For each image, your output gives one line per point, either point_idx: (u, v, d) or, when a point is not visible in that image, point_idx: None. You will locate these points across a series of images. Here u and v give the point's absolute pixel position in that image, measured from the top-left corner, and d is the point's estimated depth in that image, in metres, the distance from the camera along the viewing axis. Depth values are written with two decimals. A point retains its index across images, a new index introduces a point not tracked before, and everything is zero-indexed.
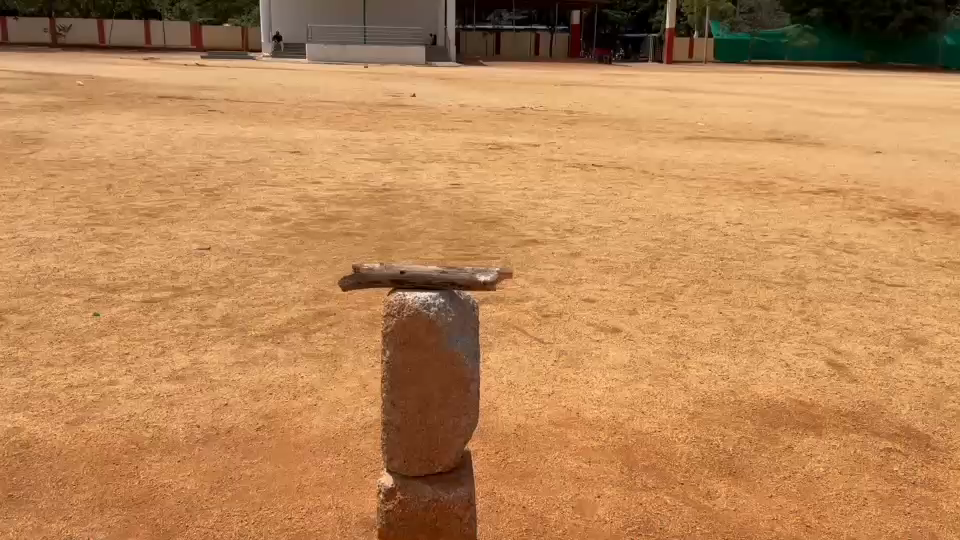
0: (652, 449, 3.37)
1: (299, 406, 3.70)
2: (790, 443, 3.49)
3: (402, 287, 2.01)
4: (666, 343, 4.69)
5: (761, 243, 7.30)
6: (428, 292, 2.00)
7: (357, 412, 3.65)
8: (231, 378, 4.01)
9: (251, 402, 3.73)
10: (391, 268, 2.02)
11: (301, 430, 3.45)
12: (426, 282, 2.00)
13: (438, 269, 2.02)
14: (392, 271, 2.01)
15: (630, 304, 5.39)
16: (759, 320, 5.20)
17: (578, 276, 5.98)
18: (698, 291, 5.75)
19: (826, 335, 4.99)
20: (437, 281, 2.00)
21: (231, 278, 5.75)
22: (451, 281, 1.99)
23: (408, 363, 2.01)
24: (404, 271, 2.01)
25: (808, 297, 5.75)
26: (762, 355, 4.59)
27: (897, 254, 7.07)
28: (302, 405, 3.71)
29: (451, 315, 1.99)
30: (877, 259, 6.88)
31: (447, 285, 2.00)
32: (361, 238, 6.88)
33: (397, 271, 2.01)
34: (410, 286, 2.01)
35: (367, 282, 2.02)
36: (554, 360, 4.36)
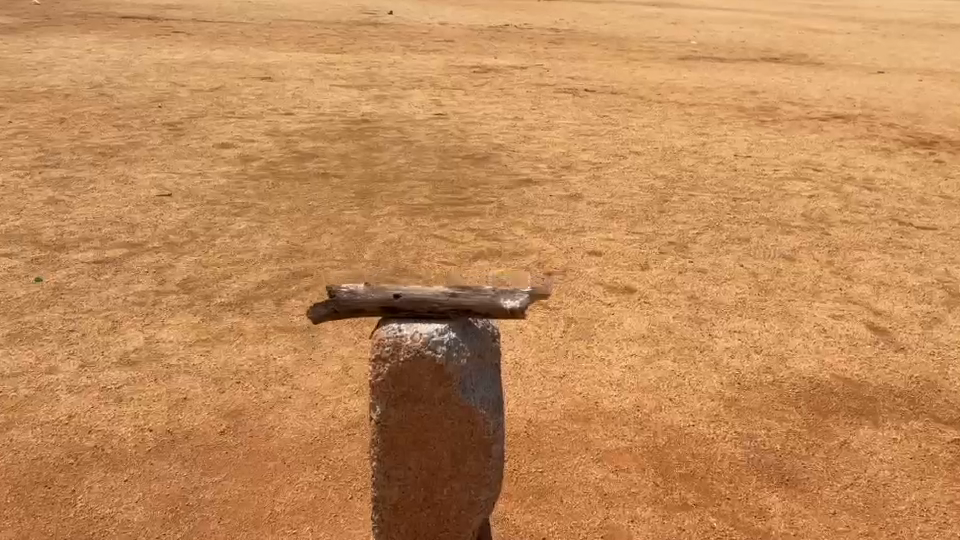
0: (688, 450, 2.88)
1: (271, 399, 3.16)
2: (845, 437, 3.01)
3: (397, 313, 1.67)
4: (687, 306, 4.16)
5: (772, 178, 6.73)
6: (434, 325, 1.65)
7: (338, 405, 3.11)
8: (191, 362, 3.45)
9: (215, 395, 3.18)
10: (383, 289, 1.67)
11: (273, 434, 2.92)
12: (430, 308, 1.65)
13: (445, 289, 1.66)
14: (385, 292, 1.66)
15: (640, 256, 4.84)
16: (785, 274, 4.67)
17: (580, 223, 5.41)
18: (713, 239, 5.20)
19: (861, 291, 4.48)
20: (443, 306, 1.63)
21: (194, 230, 5.13)
22: (463, 307, 1.65)
23: (411, 422, 1.70)
24: (398, 293, 1.65)
25: (834, 244, 5.23)
26: (794, 320, 4.07)
27: (921, 190, 6.54)
28: (274, 398, 3.16)
29: (464, 357, 1.66)
30: (900, 196, 6.34)
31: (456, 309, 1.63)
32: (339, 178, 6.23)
33: (390, 293, 1.66)
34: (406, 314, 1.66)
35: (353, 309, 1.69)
36: (563, 329, 3.82)
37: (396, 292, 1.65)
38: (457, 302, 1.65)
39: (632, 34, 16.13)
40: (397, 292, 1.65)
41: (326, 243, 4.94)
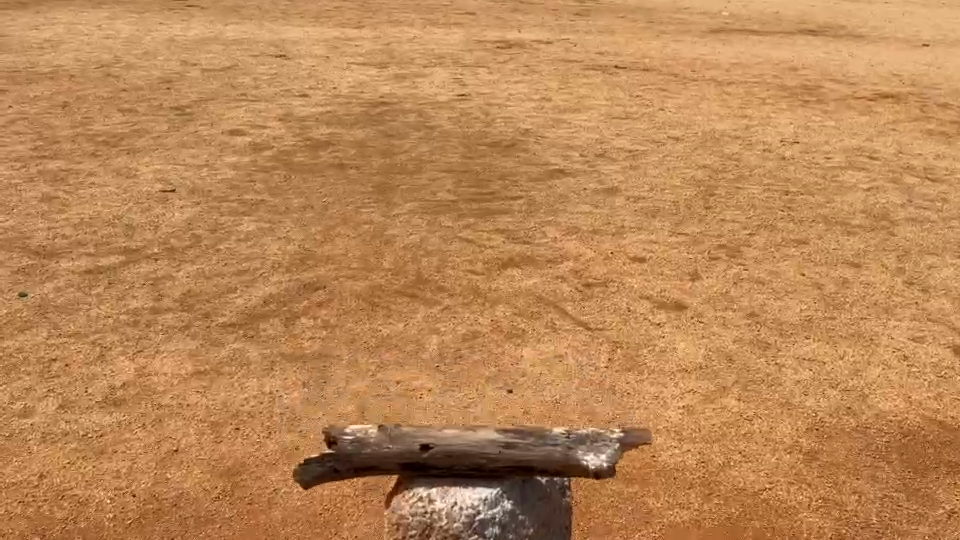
0: (766, 526, 2.43)
1: (275, 452, 2.73)
2: (952, 505, 2.54)
3: (426, 470, 1.78)
4: (747, 327, 3.68)
5: (825, 167, 6.18)
6: (478, 494, 1.75)
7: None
8: (186, 401, 3.02)
9: (211, 446, 2.76)
10: (416, 439, 1.78)
11: (274, 501, 2.52)
12: (475, 465, 1.76)
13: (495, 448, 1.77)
14: (416, 443, 1.78)
15: (688, 263, 4.34)
16: (853, 285, 4.16)
17: (619, 222, 4.92)
18: (767, 242, 4.69)
19: (941, 306, 3.97)
20: (494, 461, 1.76)
21: (197, 233, 4.69)
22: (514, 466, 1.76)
23: None
24: (435, 443, 1.77)
25: (902, 246, 4.71)
26: (870, 344, 3.59)
27: None
28: (278, 452, 2.75)
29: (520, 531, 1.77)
30: None
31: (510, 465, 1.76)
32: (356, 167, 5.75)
33: (418, 445, 1.78)
34: (441, 467, 1.77)
35: (371, 462, 1.79)
36: (608, 357, 3.35)
37: (432, 443, 1.77)
38: (509, 461, 1.76)
39: (661, 4, 15.39)
40: (435, 442, 1.77)
41: (341, 248, 4.49)
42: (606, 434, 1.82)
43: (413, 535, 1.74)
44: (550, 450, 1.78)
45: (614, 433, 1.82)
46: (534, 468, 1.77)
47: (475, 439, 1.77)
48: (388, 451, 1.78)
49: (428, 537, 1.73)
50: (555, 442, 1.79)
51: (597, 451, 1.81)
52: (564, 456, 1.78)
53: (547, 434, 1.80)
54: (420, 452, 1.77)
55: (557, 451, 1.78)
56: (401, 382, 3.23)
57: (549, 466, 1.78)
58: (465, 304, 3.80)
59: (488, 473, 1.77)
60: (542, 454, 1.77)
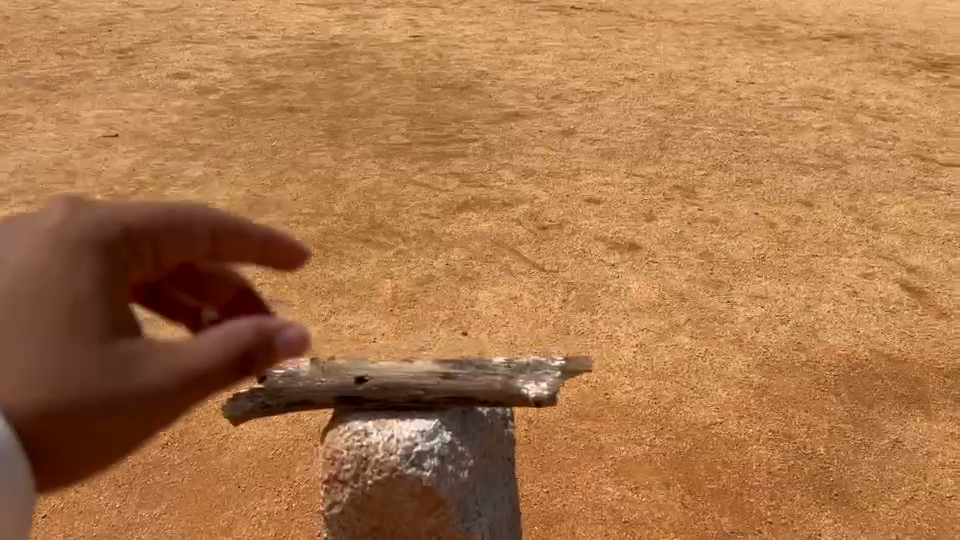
0: (717, 457, 2.45)
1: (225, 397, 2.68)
2: (897, 434, 2.59)
3: (358, 404, 1.52)
4: (701, 267, 3.69)
5: (780, 107, 6.18)
6: (414, 424, 1.51)
7: None
8: None
9: None
10: (344, 373, 1.51)
11: (225, 447, 2.48)
12: (407, 395, 1.49)
13: (428, 376, 1.48)
14: (344, 377, 1.50)
15: (644, 204, 4.31)
16: (805, 224, 4.19)
17: (574, 163, 4.87)
18: (722, 182, 4.68)
19: (891, 243, 4.02)
20: (431, 392, 1.48)
21: (143, 179, 4.55)
22: (450, 396, 1.48)
23: None
24: (365, 375, 1.49)
25: (854, 185, 4.73)
26: (821, 281, 3.63)
27: (941, 120, 6.03)
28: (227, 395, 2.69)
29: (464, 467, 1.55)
30: (918, 128, 5.83)
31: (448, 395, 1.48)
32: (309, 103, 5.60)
33: (349, 379, 1.49)
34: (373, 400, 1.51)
35: (296, 399, 1.51)
36: (563, 298, 3.33)
37: (361, 375, 1.49)
38: (444, 390, 1.48)
39: None
40: (365, 374, 1.49)
41: (292, 193, 4.37)
42: (550, 362, 1.51)
43: (345, 473, 1.55)
44: (491, 379, 1.47)
45: (561, 361, 1.51)
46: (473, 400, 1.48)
47: (407, 370, 1.48)
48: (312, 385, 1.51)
49: (362, 474, 1.54)
50: (496, 370, 1.49)
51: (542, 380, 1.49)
52: (506, 386, 1.47)
53: (487, 362, 1.50)
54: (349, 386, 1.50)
55: (498, 380, 1.47)
56: (354, 326, 3.19)
57: (490, 398, 1.48)
58: (419, 248, 3.75)
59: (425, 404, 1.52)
60: (483, 385, 1.47)
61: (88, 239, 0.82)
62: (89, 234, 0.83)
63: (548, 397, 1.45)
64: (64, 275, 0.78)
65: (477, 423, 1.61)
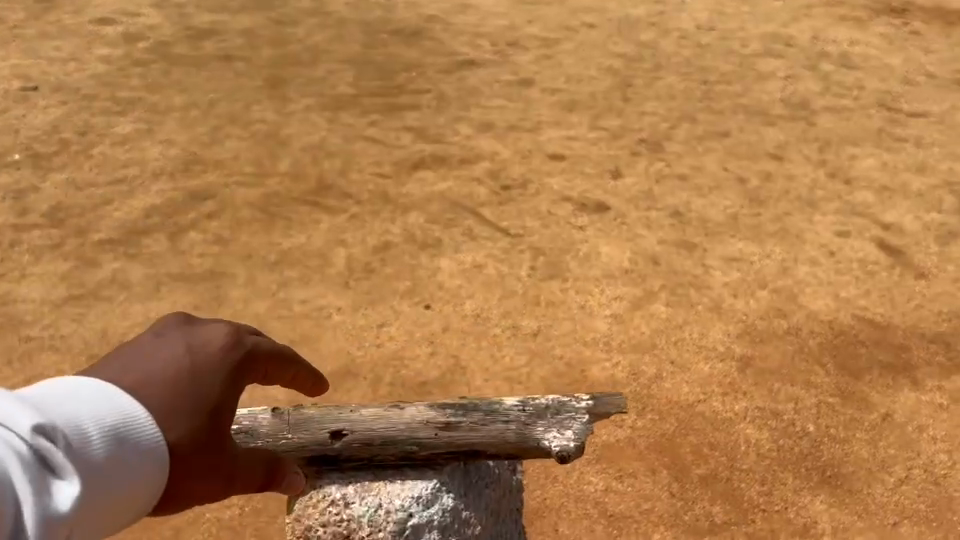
0: (704, 440, 2.30)
1: None
2: (887, 407, 2.45)
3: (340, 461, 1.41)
4: (671, 229, 3.51)
5: (747, 36, 5.83)
6: (412, 492, 1.41)
7: None
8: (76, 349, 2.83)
9: None
10: (321, 427, 1.39)
11: None
12: (406, 452, 1.40)
13: (430, 430, 1.39)
14: (320, 433, 1.38)
15: (609, 159, 4.09)
16: (776, 180, 4.01)
17: (534, 108, 4.57)
18: (689, 135, 4.43)
19: (864, 199, 3.88)
20: (430, 449, 1.40)
21: (67, 137, 4.17)
22: (458, 452, 1.40)
23: None
24: (348, 430, 1.39)
25: (823, 136, 4.54)
26: (796, 241, 3.49)
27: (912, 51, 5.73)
28: None
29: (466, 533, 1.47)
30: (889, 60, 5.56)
31: (449, 451, 1.40)
32: (247, 46, 5.11)
33: (328, 435, 1.38)
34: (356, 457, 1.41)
35: None
36: (531, 266, 3.12)
37: (345, 430, 1.39)
38: (451, 443, 1.40)
39: None
40: (347, 429, 1.39)
41: (231, 148, 4.02)
42: (574, 404, 1.43)
43: None
44: (504, 429, 1.40)
45: (584, 401, 1.43)
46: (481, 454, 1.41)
47: (399, 422, 1.39)
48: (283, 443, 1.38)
49: None
50: (508, 418, 1.42)
51: (565, 426, 1.42)
52: (522, 436, 1.41)
53: (499, 408, 1.42)
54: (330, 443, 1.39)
55: (511, 431, 1.41)
56: (306, 302, 2.96)
57: (502, 449, 1.41)
58: (374, 212, 3.48)
59: (422, 461, 1.43)
60: (496, 437, 1.40)
61: (233, 351, 0.83)
62: (233, 347, 0.83)
63: (573, 450, 1.39)
64: (214, 376, 0.78)
65: (482, 480, 1.54)
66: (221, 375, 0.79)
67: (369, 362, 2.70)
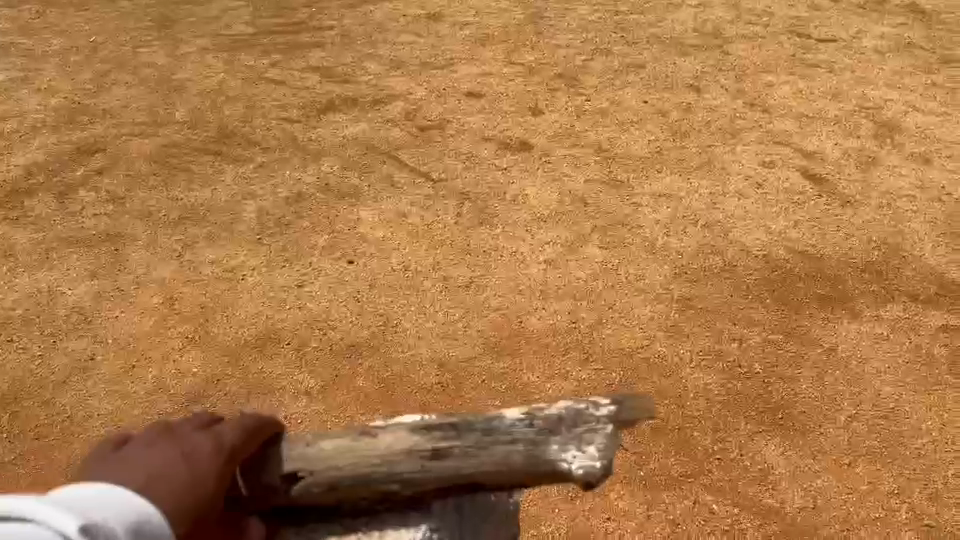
0: (651, 389, 2.25)
1: (75, 406, 2.34)
2: (830, 340, 2.42)
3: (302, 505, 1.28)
4: (597, 167, 3.41)
5: None
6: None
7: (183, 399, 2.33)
8: None
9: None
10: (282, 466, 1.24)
11: None
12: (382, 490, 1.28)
13: (416, 465, 1.26)
14: (274, 479, 1.24)
15: (527, 96, 3.90)
16: (697, 112, 3.92)
17: (444, 39, 4.29)
18: (606, 67, 4.23)
19: (784, 127, 3.84)
20: (419, 486, 1.28)
21: None
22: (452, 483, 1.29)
23: None
24: (306, 472, 1.25)
25: (738, 64, 4.35)
26: (722, 173, 3.43)
27: None
28: (79, 399, 2.35)
29: None
30: None
31: (444, 485, 1.29)
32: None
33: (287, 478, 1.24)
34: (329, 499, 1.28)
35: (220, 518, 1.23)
36: (457, 212, 2.95)
37: (301, 473, 1.24)
38: (441, 474, 1.27)
39: None
40: (306, 472, 1.25)
41: (118, 96, 3.66)
42: (596, 415, 1.27)
43: None
44: (508, 451, 1.27)
45: (604, 409, 1.28)
46: (485, 481, 1.29)
47: (375, 458, 1.25)
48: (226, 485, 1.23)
49: None
50: (513, 439, 1.28)
51: (585, 442, 1.27)
52: (530, 458, 1.28)
53: (500, 428, 1.29)
54: (293, 486, 1.25)
55: (517, 455, 1.27)
56: (217, 263, 2.72)
57: (507, 472, 1.29)
58: (283, 159, 3.21)
59: (404, 499, 1.31)
60: (501, 464, 1.28)
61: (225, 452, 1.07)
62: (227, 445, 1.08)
63: (599, 471, 1.25)
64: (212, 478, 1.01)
65: (474, 512, 1.48)
66: (212, 471, 1.02)
67: (290, 325, 2.52)
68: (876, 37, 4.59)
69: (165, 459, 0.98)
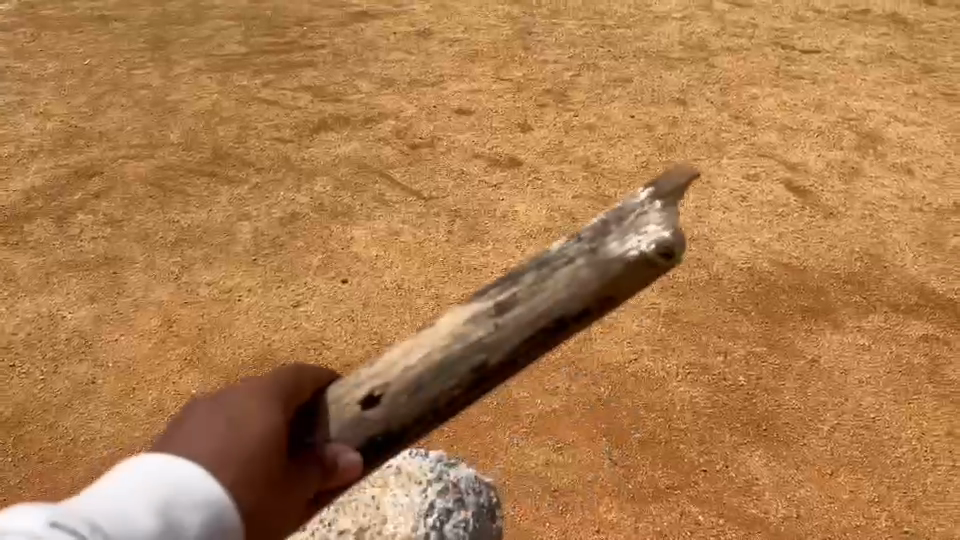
0: (639, 402, 2.31)
1: (77, 428, 2.39)
2: (813, 351, 2.49)
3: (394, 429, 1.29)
4: (585, 183, 3.48)
5: None
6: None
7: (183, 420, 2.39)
8: None
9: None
10: (348, 405, 1.27)
11: None
12: (473, 368, 1.28)
13: (490, 326, 1.28)
14: (352, 406, 1.28)
15: (516, 112, 3.97)
16: (683, 126, 3.99)
17: (433, 56, 4.36)
18: (593, 82, 4.29)
19: (768, 139, 3.92)
20: (503, 350, 1.29)
21: None
22: (538, 327, 1.28)
23: None
24: (381, 389, 1.28)
25: (723, 77, 4.41)
26: (708, 186, 3.51)
27: None
28: (81, 421, 2.40)
29: None
30: None
31: (529, 336, 1.28)
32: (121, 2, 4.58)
33: (364, 399, 1.28)
34: (421, 410, 1.29)
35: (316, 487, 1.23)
36: (449, 230, 3.01)
37: (377, 390, 1.28)
38: (519, 322, 1.28)
39: None
40: (381, 389, 1.28)
41: (114, 118, 3.71)
42: (634, 201, 1.32)
43: None
44: (569, 271, 1.29)
45: (642, 194, 1.32)
46: (567, 317, 1.29)
47: (440, 340, 1.29)
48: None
49: None
50: (569, 259, 1.30)
51: (639, 228, 1.30)
52: (595, 266, 1.29)
53: (551, 259, 1.31)
54: (369, 418, 1.28)
55: (581, 269, 1.29)
56: (213, 285, 2.78)
57: (580, 294, 1.29)
58: (277, 180, 3.27)
59: (498, 372, 1.30)
60: (570, 289, 1.29)
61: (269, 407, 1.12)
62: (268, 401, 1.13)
63: (666, 236, 1.27)
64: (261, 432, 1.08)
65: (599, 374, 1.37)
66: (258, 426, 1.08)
67: (286, 346, 2.58)
68: (858, 48, 4.66)
69: (219, 420, 1.06)
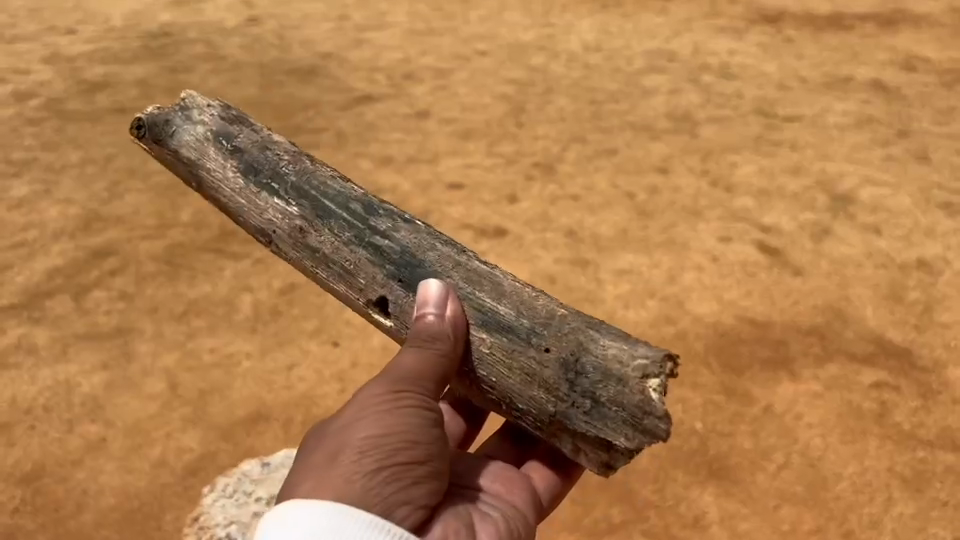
0: None
1: (87, 481, 2.62)
2: (767, 398, 2.67)
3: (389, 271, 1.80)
4: (566, 249, 3.75)
5: (634, 31, 5.73)
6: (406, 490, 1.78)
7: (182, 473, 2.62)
8: None
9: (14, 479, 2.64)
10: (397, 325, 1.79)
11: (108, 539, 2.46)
12: (305, 220, 1.89)
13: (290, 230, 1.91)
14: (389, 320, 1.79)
15: (505, 185, 4.23)
16: (663, 193, 4.21)
17: (430, 136, 4.65)
18: (580, 155, 4.51)
19: (744, 203, 4.12)
20: (285, 206, 1.91)
21: None
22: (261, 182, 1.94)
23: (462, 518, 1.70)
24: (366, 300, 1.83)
25: (704, 146, 4.60)
26: (683, 250, 3.74)
27: (783, 38, 5.59)
28: (92, 474, 2.64)
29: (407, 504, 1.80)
30: (767, 51, 5.46)
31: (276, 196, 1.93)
32: (142, 96, 4.96)
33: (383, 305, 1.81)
34: (362, 255, 1.83)
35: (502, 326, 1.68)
36: None
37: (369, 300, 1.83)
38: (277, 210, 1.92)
39: None
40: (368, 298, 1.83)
41: (130, 202, 4.03)
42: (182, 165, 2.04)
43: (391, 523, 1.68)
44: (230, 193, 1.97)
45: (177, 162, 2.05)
46: (237, 162, 1.98)
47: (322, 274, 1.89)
48: (537, 391, 1.64)
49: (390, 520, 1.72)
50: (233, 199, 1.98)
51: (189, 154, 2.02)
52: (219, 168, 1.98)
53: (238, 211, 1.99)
54: (391, 290, 1.79)
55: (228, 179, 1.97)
56: (215, 351, 3.03)
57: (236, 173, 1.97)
58: None
59: (314, 208, 1.89)
60: (227, 173, 1.98)
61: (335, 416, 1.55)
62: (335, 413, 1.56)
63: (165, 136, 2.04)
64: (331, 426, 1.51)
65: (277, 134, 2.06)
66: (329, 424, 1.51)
67: (279, 404, 2.81)
68: (837, 114, 4.87)
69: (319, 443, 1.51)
